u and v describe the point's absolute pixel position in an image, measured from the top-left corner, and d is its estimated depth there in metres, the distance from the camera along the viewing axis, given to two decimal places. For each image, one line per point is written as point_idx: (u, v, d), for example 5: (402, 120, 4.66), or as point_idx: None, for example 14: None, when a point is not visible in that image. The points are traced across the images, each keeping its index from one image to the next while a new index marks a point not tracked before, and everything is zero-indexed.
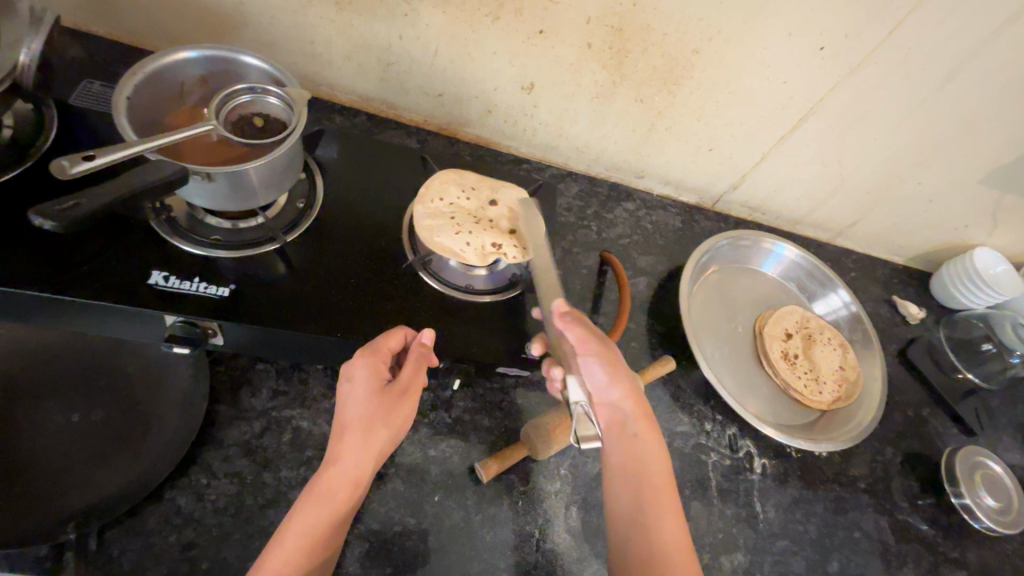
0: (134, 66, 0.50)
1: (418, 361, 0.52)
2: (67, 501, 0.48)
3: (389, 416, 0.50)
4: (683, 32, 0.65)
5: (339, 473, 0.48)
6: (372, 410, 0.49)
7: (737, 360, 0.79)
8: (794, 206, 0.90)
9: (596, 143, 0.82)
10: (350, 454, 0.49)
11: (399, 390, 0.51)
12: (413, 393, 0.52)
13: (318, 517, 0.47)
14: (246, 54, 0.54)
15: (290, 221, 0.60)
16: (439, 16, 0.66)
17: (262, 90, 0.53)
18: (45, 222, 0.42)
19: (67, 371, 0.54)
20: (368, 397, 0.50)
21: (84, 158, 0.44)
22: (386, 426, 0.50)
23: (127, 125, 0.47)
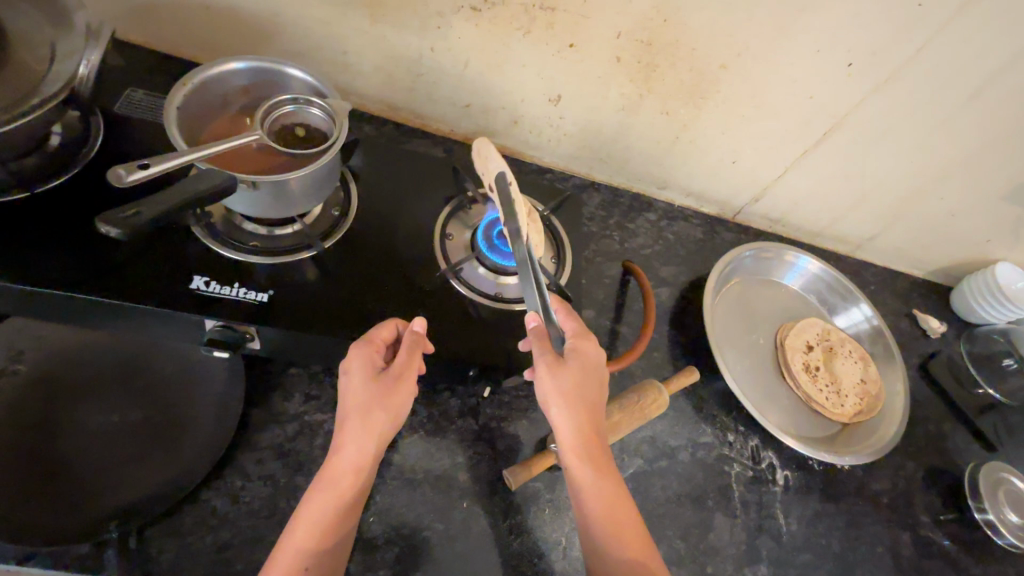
0: (183, 77, 0.51)
1: (410, 347, 0.52)
2: (110, 499, 0.49)
3: (385, 400, 0.50)
4: (712, 47, 0.66)
5: (335, 461, 0.49)
6: (366, 397, 0.50)
7: (759, 372, 0.79)
8: (815, 218, 0.91)
9: (619, 154, 0.83)
10: (343, 440, 0.49)
11: (392, 374, 0.51)
12: (410, 378, 0.51)
13: (323, 504, 0.48)
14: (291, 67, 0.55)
15: (325, 228, 0.62)
16: (471, 29, 0.67)
17: (304, 102, 0.54)
18: (111, 229, 0.45)
19: (109, 372, 0.55)
20: (361, 385, 0.50)
21: (138, 166, 0.45)
22: (382, 411, 0.49)
23: (177, 135, 0.49)
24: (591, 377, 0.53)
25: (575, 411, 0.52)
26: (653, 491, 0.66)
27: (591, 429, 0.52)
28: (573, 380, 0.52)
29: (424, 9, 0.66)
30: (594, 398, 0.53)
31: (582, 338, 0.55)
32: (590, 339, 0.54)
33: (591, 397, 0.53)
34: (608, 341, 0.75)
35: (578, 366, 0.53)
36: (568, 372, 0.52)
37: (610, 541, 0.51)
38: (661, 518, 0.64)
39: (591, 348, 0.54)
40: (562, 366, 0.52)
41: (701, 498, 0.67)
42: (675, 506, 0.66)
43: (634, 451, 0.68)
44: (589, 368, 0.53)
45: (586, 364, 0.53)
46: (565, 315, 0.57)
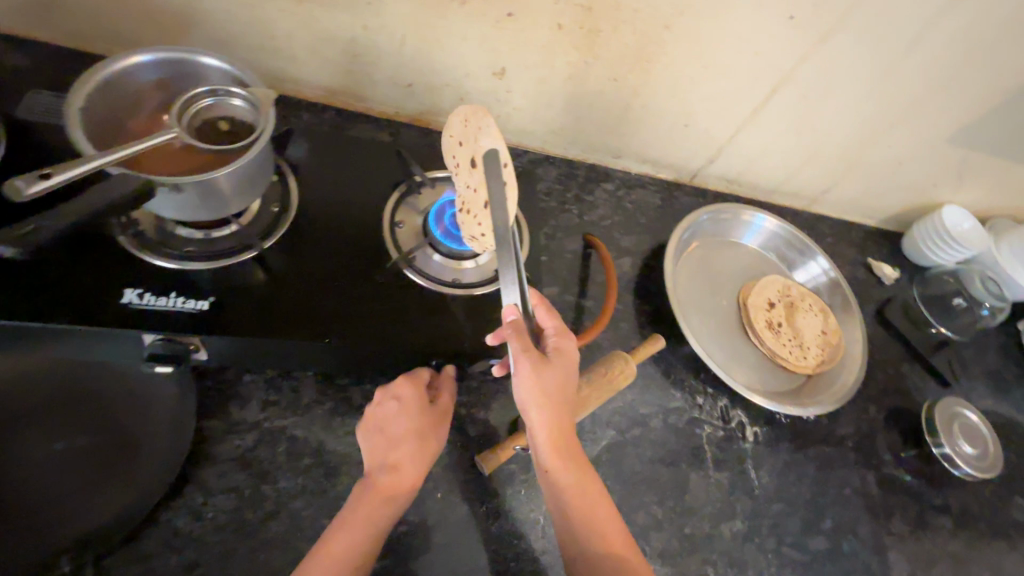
0: (84, 74, 0.47)
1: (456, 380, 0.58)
2: (61, 531, 0.46)
3: (439, 427, 0.56)
4: (654, 8, 0.64)
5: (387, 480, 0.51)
6: (426, 423, 0.54)
7: (724, 332, 0.80)
8: (770, 176, 0.91)
9: (572, 125, 0.81)
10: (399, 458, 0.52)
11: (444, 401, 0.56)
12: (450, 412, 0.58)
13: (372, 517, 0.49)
14: (206, 56, 0.51)
15: (266, 227, 0.59)
16: (404, 3, 0.64)
17: (224, 93, 0.50)
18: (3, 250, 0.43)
19: (45, 398, 0.51)
20: (415, 415, 0.54)
21: (39, 176, 0.41)
22: (438, 436, 0.55)
23: (83, 138, 0.45)
24: (569, 377, 0.54)
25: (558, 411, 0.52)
26: (628, 460, 0.66)
27: (568, 429, 0.53)
28: (556, 379, 0.52)
29: None
30: (571, 397, 0.54)
31: (562, 337, 0.56)
32: (570, 339, 0.56)
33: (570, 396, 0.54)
34: (574, 317, 0.74)
35: (560, 365, 0.54)
36: (552, 371, 0.52)
37: (588, 537, 0.51)
38: (636, 486, 0.65)
39: (570, 347, 0.56)
40: (545, 364, 0.52)
41: (675, 462, 0.68)
42: (650, 472, 0.66)
43: (607, 423, 0.68)
44: (569, 369, 0.55)
45: (566, 363, 0.55)
46: (543, 313, 0.58)
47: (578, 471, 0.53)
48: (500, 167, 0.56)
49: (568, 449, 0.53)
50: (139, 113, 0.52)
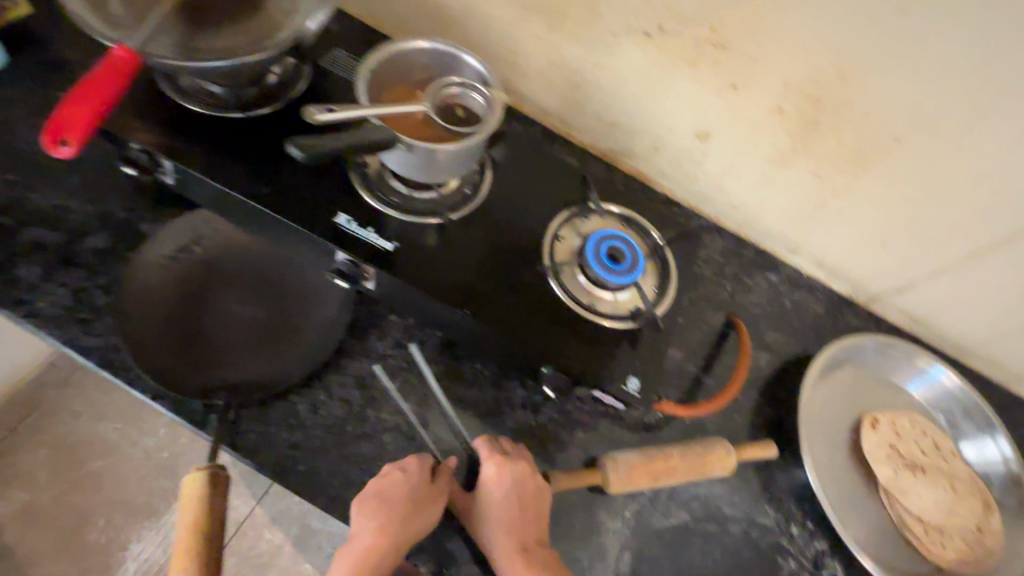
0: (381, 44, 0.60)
1: (385, 474, 0.56)
2: (225, 375, 0.58)
3: (411, 513, 0.53)
4: (889, 118, 0.62)
5: (372, 552, 0.52)
6: (389, 497, 0.54)
7: (848, 474, 0.71)
8: (966, 330, 0.80)
9: (755, 206, 0.80)
10: (382, 526, 0.52)
11: (385, 501, 0.54)
12: (431, 493, 0.55)
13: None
14: (468, 55, 0.61)
15: (456, 201, 0.66)
16: (638, 52, 0.70)
17: (469, 86, 0.60)
18: (295, 152, 0.54)
19: (254, 273, 0.65)
20: (394, 485, 0.55)
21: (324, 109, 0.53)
22: (397, 519, 0.53)
23: (363, 90, 0.57)
24: (526, 523, 0.56)
25: (531, 548, 0.55)
26: (692, 551, 0.63)
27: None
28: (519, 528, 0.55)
29: (599, 27, 0.69)
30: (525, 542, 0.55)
31: (513, 479, 0.57)
32: (503, 483, 0.56)
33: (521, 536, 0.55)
34: (688, 387, 0.73)
35: (499, 527, 0.55)
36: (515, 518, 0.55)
37: None
38: None
39: (523, 494, 0.57)
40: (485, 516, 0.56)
41: None
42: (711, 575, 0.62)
43: (683, 504, 0.65)
44: (526, 507, 0.57)
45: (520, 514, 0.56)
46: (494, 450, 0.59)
47: None
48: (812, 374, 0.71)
49: None
50: (400, 76, 0.63)
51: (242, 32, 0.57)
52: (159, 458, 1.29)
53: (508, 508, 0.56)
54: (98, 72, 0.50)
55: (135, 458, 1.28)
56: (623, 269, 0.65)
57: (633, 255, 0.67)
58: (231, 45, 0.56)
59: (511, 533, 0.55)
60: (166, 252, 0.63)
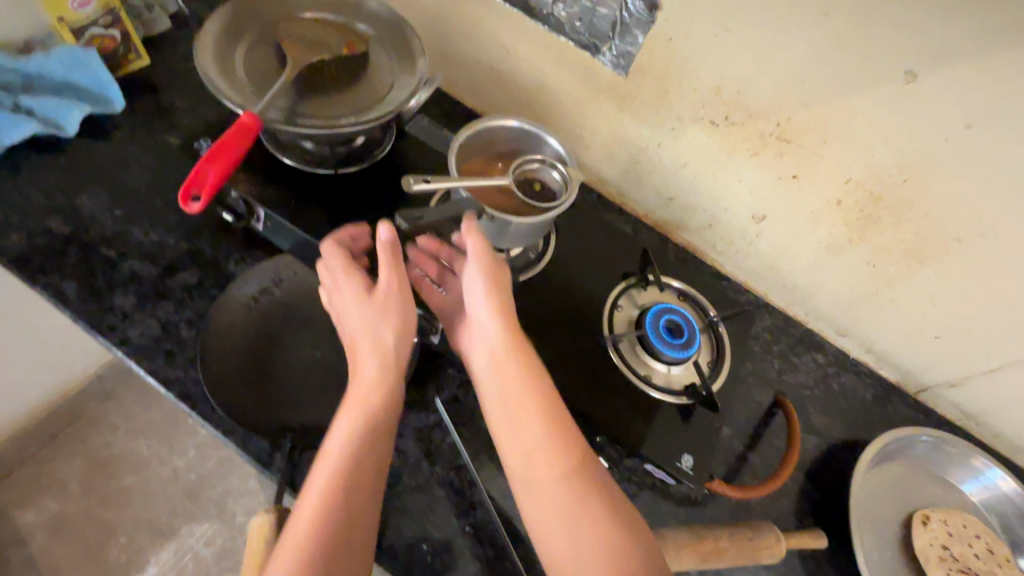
0: (471, 120, 0.65)
1: (366, 308, 0.53)
2: (294, 417, 0.61)
3: (379, 317, 0.53)
4: (949, 219, 0.64)
5: (373, 417, 0.50)
6: (360, 311, 0.53)
7: (899, 573, 0.69)
8: (1022, 431, 0.78)
9: (806, 287, 0.82)
10: (376, 398, 0.51)
11: (386, 311, 0.53)
12: (397, 297, 0.54)
13: (343, 494, 0.46)
14: (549, 135, 0.66)
15: (520, 265, 0.70)
16: (702, 137, 0.74)
17: (549, 164, 0.65)
18: (402, 223, 0.56)
19: (326, 318, 0.68)
20: (359, 308, 0.54)
21: (423, 180, 0.57)
22: (384, 341, 0.53)
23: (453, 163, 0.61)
24: (520, 372, 0.52)
25: (538, 390, 0.51)
26: None
27: (534, 445, 0.49)
28: (516, 370, 0.52)
29: (667, 112, 0.74)
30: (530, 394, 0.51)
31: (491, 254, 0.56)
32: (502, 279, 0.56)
33: (516, 388, 0.51)
34: (733, 465, 0.72)
35: (495, 366, 0.53)
36: (512, 363, 0.52)
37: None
38: None
39: (516, 341, 0.53)
40: (498, 359, 0.53)
41: None
42: None
43: None
44: (523, 359, 0.53)
45: (514, 363, 0.52)
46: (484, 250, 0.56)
47: (571, 493, 0.47)
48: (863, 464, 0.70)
49: (540, 455, 0.49)
50: (481, 153, 0.68)
51: (346, 103, 0.63)
52: (185, 479, 1.30)
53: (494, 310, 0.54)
54: (224, 135, 0.54)
55: (163, 476, 1.30)
56: (680, 345, 0.67)
57: (690, 331, 0.69)
58: (336, 113, 0.61)
59: (511, 394, 0.51)
60: (250, 294, 0.67)
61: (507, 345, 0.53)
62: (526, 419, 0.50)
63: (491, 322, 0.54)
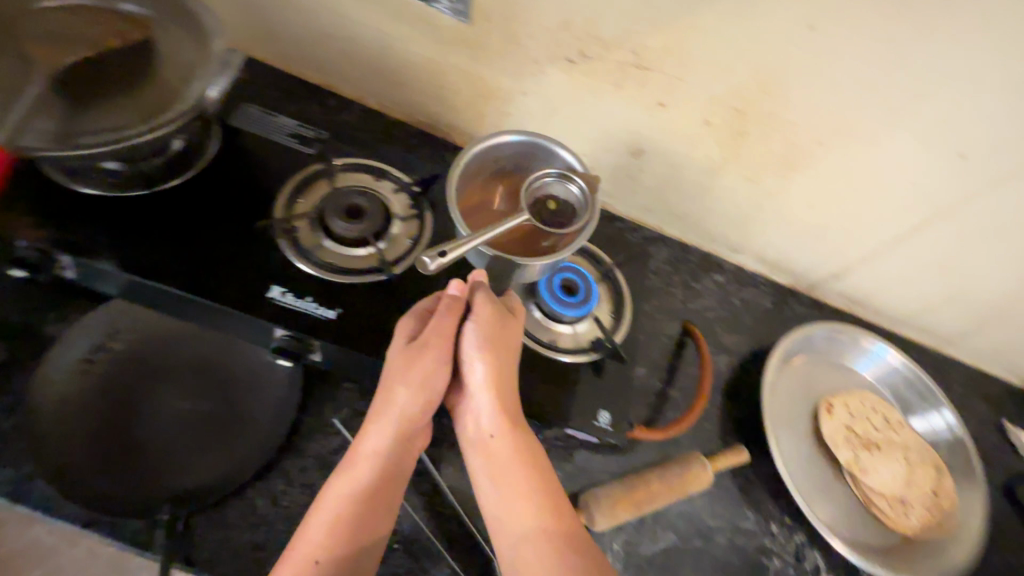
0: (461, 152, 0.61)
1: (390, 358, 0.53)
2: (168, 483, 0.53)
3: (405, 373, 0.52)
4: (809, 122, 0.64)
5: (371, 489, 0.51)
6: (390, 366, 0.52)
7: (814, 462, 0.74)
8: (901, 306, 0.85)
9: (695, 214, 0.82)
10: (367, 471, 0.52)
11: (400, 369, 0.52)
12: (434, 350, 0.52)
13: (320, 569, 0.47)
14: (559, 148, 0.63)
15: (397, 254, 0.63)
16: (564, 77, 0.69)
17: (565, 176, 0.61)
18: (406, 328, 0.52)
19: (185, 360, 0.59)
20: (393, 357, 0.52)
21: (438, 254, 0.51)
22: (396, 402, 0.52)
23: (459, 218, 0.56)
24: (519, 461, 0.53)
25: (536, 480, 0.53)
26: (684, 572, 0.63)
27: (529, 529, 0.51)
28: (516, 459, 0.53)
29: (522, 56, 0.68)
30: (527, 478, 0.53)
31: (506, 347, 0.54)
32: (511, 359, 0.54)
33: (513, 472, 0.53)
34: (656, 404, 0.73)
35: (496, 446, 0.53)
36: (513, 448, 0.53)
37: None
38: None
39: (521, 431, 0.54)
40: (495, 439, 0.53)
41: None
42: None
43: (669, 525, 0.65)
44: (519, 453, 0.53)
45: (512, 450, 0.53)
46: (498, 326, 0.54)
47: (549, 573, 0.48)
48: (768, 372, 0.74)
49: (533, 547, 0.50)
50: (472, 180, 0.65)
51: (131, 106, 0.52)
52: None
53: (495, 398, 0.53)
54: None
55: None
56: (580, 301, 0.65)
57: (588, 284, 0.67)
58: (121, 124, 0.50)
59: (510, 483, 0.53)
60: (81, 354, 0.56)
61: (496, 420, 0.54)
62: (518, 500, 0.52)
63: (490, 403, 0.53)
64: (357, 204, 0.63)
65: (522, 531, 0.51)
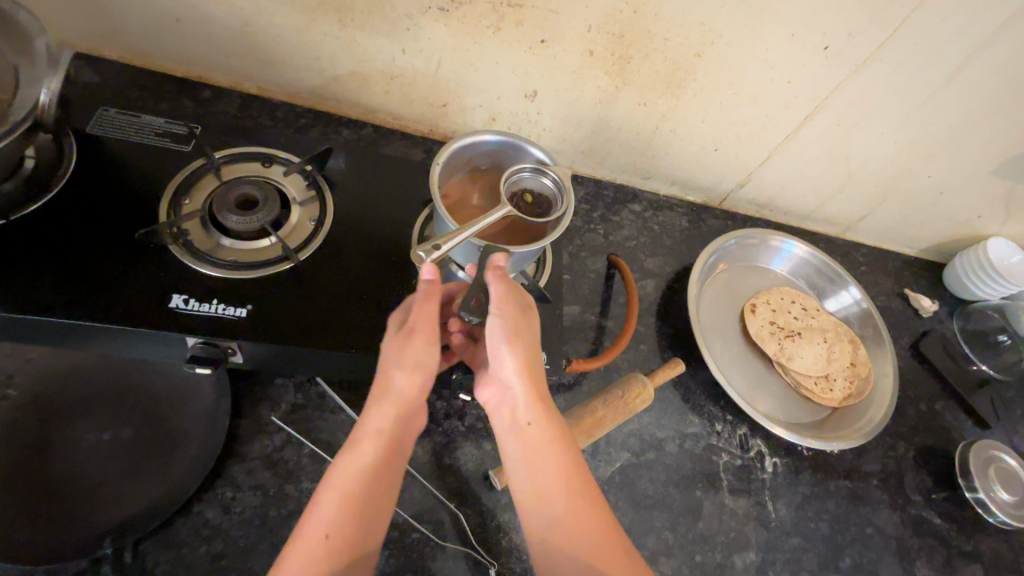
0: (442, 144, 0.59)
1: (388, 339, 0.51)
2: (102, 517, 0.50)
3: (405, 353, 0.50)
4: (685, 37, 0.65)
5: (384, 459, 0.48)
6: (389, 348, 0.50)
7: (747, 360, 0.79)
8: (802, 201, 0.90)
9: (601, 148, 0.83)
10: (376, 448, 0.48)
11: (399, 349, 0.50)
12: (430, 328, 0.51)
13: (332, 549, 0.43)
14: (531, 146, 0.62)
15: (302, 240, 0.61)
16: (440, 28, 0.66)
17: (540, 171, 0.60)
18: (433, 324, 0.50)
19: (95, 391, 0.56)
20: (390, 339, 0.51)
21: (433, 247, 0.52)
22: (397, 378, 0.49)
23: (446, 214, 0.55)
24: (551, 443, 0.51)
25: (568, 460, 0.51)
26: (643, 483, 0.67)
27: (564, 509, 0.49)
28: (549, 442, 0.51)
29: (393, 12, 0.65)
30: (559, 459, 0.50)
31: (526, 333, 0.52)
32: (532, 343, 0.53)
33: (545, 455, 0.51)
34: (594, 337, 0.75)
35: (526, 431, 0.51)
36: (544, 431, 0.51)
37: None
38: (649, 509, 0.66)
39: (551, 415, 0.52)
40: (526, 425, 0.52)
41: (689, 487, 0.68)
42: (665, 496, 0.67)
43: (622, 445, 0.69)
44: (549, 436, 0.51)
45: (543, 432, 0.51)
46: (520, 311, 0.52)
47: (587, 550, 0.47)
48: (693, 284, 0.78)
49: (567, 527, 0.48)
50: (449, 178, 0.63)
51: None
52: None
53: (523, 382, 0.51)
54: None
55: None
56: None
57: None
58: None
59: (543, 467, 0.50)
60: None
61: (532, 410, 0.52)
62: (551, 482, 0.50)
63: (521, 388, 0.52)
64: (251, 196, 0.61)
65: (555, 510, 0.49)
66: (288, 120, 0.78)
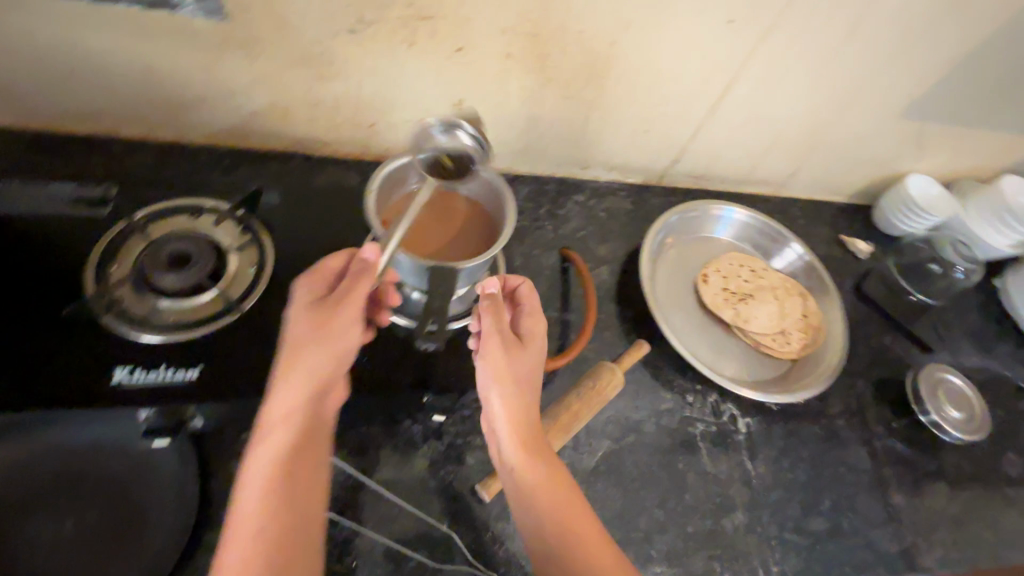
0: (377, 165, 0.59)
1: (297, 313, 0.52)
2: None
3: (314, 326, 0.50)
4: (597, 27, 0.66)
5: (291, 452, 0.48)
6: (299, 323, 0.51)
7: (707, 329, 0.82)
8: (735, 167, 0.93)
9: (536, 144, 0.83)
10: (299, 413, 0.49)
11: (306, 324, 0.50)
12: (342, 297, 0.51)
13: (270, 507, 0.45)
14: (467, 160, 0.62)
15: (244, 288, 0.59)
16: (353, 49, 0.65)
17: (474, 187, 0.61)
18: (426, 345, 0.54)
19: (46, 481, 0.52)
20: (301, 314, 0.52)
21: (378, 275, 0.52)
22: (309, 347, 0.50)
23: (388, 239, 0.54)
24: (538, 474, 0.54)
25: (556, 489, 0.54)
26: (627, 467, 0.69)
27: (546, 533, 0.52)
28: (538, 472, 0.54)
29: (301, 40, 0.63)
30: (548, 489, 0.53)
31: (515, 375, 0.56)
32: (520, 383, 0.56)
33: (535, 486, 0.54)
34: (559, 332, 0.76)
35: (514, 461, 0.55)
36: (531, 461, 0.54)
37: None
38: (636, 491, 0.67)
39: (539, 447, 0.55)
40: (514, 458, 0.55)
41: (671, 462, 0.70)
42: (649, 475, 0.69)
43: (601, 433, 0.70)
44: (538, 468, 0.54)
45: (531, 463, 0.54)
46: (510, 354, 0.56)
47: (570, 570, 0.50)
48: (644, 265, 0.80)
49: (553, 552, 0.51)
50: (388, 199, 0.63)
51: None
52: None
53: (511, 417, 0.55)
54: None
55: None
56: None
57: None
58: None
59: (532, 498, 0.53)
60: None
61: (518, 446, 0.55)
62: (538, 510, 0.53)
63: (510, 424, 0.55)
64: (181, 250, 0.58)
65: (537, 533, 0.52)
66: (212, 163, 0.75)
